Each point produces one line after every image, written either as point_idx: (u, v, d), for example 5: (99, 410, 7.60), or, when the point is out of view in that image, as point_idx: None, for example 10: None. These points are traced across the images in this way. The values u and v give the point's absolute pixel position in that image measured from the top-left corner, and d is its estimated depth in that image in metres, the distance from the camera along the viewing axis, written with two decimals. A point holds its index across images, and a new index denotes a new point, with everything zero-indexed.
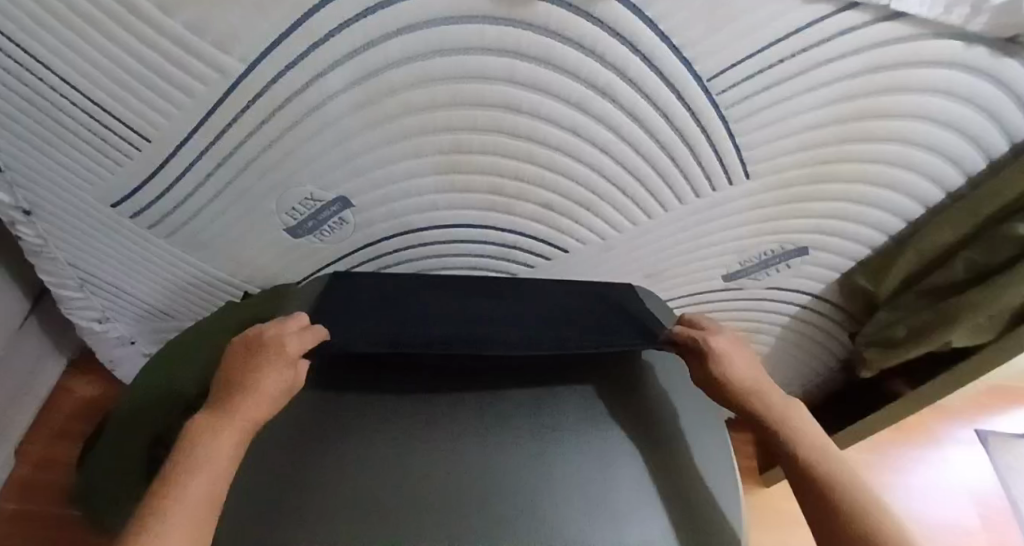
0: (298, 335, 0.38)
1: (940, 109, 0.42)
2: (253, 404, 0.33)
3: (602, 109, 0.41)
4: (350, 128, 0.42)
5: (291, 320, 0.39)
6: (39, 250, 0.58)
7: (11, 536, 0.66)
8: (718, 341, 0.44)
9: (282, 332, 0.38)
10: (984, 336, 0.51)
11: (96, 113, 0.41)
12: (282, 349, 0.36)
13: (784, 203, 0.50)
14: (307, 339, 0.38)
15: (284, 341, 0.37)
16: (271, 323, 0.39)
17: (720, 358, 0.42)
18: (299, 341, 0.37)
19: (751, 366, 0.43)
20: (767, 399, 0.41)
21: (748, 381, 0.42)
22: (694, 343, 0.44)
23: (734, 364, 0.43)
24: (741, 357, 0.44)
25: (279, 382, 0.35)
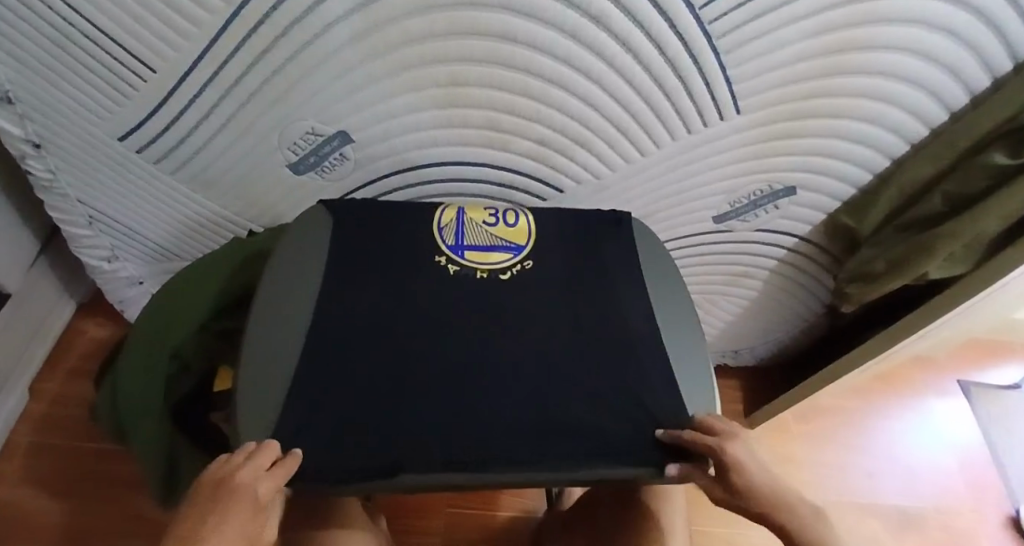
0: (273, 472, 0.28)
1: (921, 40, 0.43)
2: None
3: (595, 39, 0.41)
4: (350, 59, 0.43)
5: (271, 452, 0.30)
6: (49, 186, 0.59)
7: (26, 465, 0.70)
8: (740, 447, 0.34)
9: (253, 464, 0.28)
10: (959, 267, 0.54)
11: (101, 42, 0.42)
12: (250, 495, 0.27)
13: (770, 139, 0.52)
14: (280, 480, 0.28)
15: (256, 477, 0.27)
16: (242, 454, 0.29)
17: (742, 468, 0.33)
18: (271, 485, 0.27)
19: (767, 467, 0.35)
20: (786, 501, 0.33)
21: (766, 486, 0.33)
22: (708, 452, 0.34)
23: (757, 474, 0.33)
24: (759, 458, 0.34)
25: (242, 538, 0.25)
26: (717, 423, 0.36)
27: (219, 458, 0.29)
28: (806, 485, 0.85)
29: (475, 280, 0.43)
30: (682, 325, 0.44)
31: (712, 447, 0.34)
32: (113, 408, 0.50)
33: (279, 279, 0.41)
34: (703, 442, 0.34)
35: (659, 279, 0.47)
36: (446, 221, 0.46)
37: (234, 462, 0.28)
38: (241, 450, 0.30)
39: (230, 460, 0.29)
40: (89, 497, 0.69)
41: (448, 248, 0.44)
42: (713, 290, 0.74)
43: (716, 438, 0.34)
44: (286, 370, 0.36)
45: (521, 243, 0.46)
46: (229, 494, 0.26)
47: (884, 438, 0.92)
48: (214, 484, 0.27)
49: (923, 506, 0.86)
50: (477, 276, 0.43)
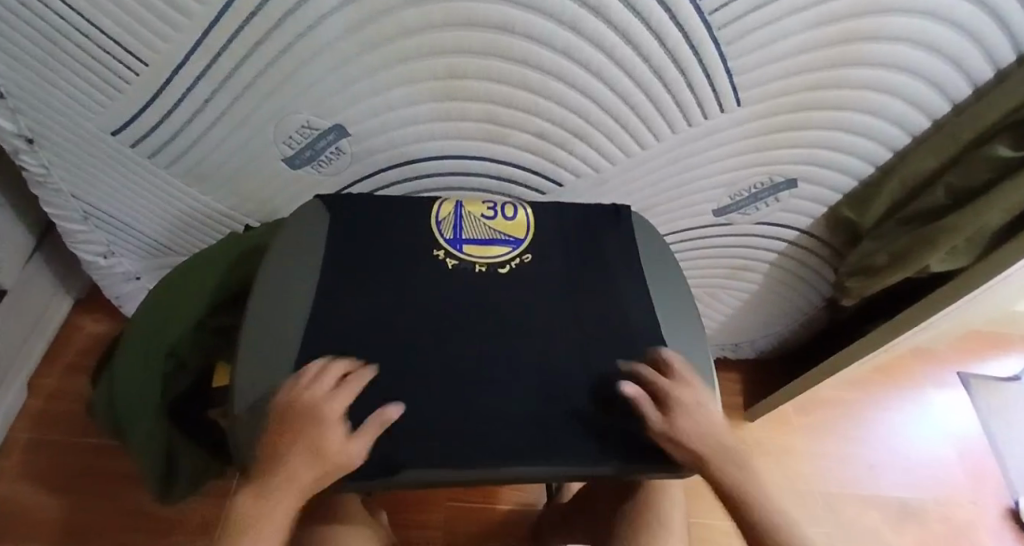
0: (336, 394, 0.32)
1: (926, 30, 0.43)
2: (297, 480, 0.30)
3: (594, 30, 0.40)
4: (345, 52, 0.42)
5: (333, 370, 0.34)
6: (43, 181, 0.59)
7: (24, 462, 0.70)
8: (678, 391, 0.36)
9: (316, 393, 0.32)
10: (961, 260, 0.53)
11: (92, 35, 0.41)
12: (320, 412, 0.31)
13: (771, 131, 0.51)
14: (348, 392, 0.33)
15: (321, 405, 0.32)
16: (308, 376, 0.33)
17: (687, 412, 0.36)
18: (338, 401, 0.32)
19: (715, 418, 0.37)
20: (719, 453, 0.36)
21: (708, 435, 0.36)
22: (659, 389, 0.36)
23: (701, 420, 0.36)
24: (708, 408, 0.37)
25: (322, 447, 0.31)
26: (673, 365, 0.39)
27: (297, 376, 0.34)
28: (805, 478, 0.85)
29: (473, 274, 0.42)
30: (681, 319, 0.44)
31: (664, 386, 0.36)
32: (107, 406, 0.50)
33: (276, 275, 0.41)
34: (651, 380, 0.37)
35: (659, 273, 0.47)
36: (444, 215, 0.45)
37: (308, 379, 0.33)
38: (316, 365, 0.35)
39: (306, 377, 0.33)
40: (90, 493, 0.69)
41: (446, 243, 0.44)
42: (713, 283, 0.73)
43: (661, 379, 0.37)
44: (283, 367, 0.36)
45: (520, 236, 0.45)
46: (305, 414, 0.31)
47: (884, 430, 0.92)
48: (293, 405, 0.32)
49: (921, 498, 0.86)
50: (476, 270, 0.43)
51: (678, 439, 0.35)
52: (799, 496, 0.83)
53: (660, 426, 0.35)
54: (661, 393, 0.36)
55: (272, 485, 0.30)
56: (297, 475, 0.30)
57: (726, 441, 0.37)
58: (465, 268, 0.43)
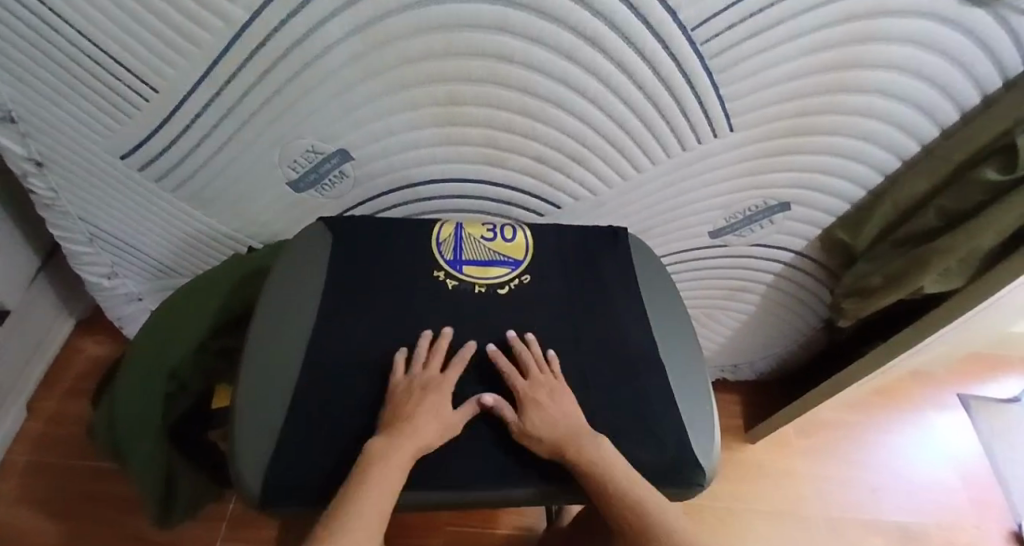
0: (450, 370, 0.37)
1: (910, 58, 0.44)
2: (423, 427, 0.32)
3: (590, 59, 0.42)
4: (350, 79, 0.43)
5: (445, 344, 0.38)
6: (51, 203, 0.60)
7: (18, 485, 0.69)
8: (520, 383, 0.36)
9: (435, 366, 0.37)
10: (955, 281, 0.54)
11: (105, 63, 0.43)
12: (440, 381, 0.36)
13: (764, 155, 0.52)
14: (458, 367, 0.37)
15: (441, 378, 0.36)
16: (425, 348, 0.38)
17: (539, 405, 0.35)
18: (453, 376, 0.37)
19: (571, 408, 0.36)
20: (576, 438, 0.33)
21: (562, 424, 0.34)
22: (514, 386, 0.36)
23: (555, 411, 0.35)
24: (564, 400, 0.36)
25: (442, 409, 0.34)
26: (527, 355, 0.38)
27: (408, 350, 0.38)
28: (808, 501, 0.84)
29: (473, 295, 0.43)
30: (678, 340, 0.44)
31: (518, 380, 0.36)
32: (107, 427, 0.49)
33: (279, 296, 0.41)
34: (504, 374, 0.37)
35: (658, 294, 0.47)
36: (444, 236, 0.46)
37: (422, 350, 0.38)
38: (423, 338, 0.39)
39: (420, 348, 0.38)
40: (84, 518, 0.68)
41: (446, 263, 0.44)
42: (711, 305, 0.74)
43: (510, 372, 0.37)
44: (284, 387, 0.36)
45: (519, 257, 0.46)
46: (427, 378, 0.35)
47: (886, 452, 0.91)
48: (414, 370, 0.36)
49: (926, 523, 0.85)
50: (476, 291, 0.43)
51: (530, 433, 0.34)
52: (802, 520, 0.82)
53: (515, 423, 0.34)
54: (516, 391, 0.36)
55: (404, 429, 0.32)
56: (426, 426, 0.32)
57: (583, 427, 0.35)
58: (465, 288, 0.43)
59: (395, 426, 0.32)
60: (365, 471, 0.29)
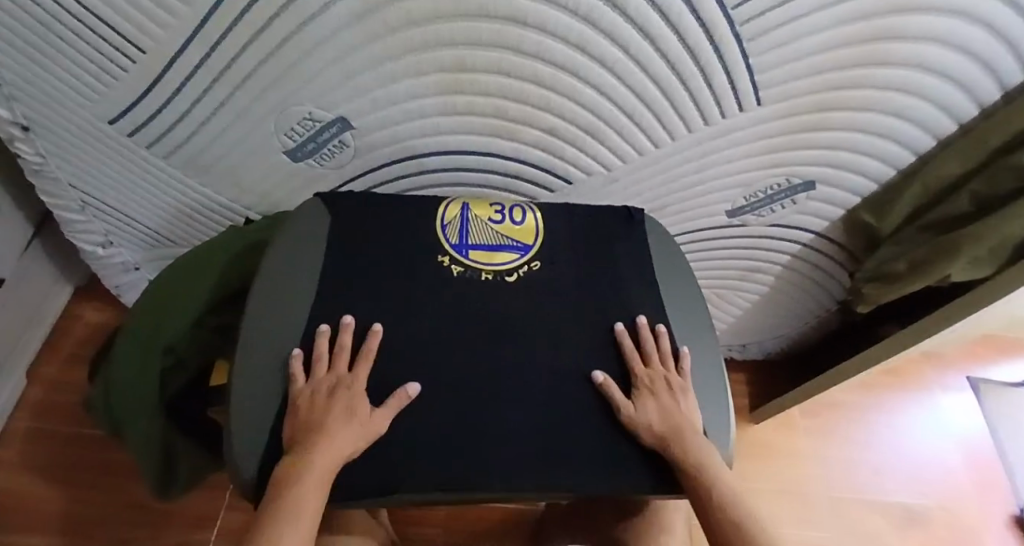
0: (357, 366, 0.35)
1: (959, 29, 0.41)
2: (337, 437, 0.30)
3: (610, 24, 0.38)
4: (350, 43, 0.40)
5: (350, 337, 0.36)
6: (40, 169, 0.57)
7: (22, 452, 0.70)
8: (644, 373, 0.38)
9: (339, 366, 0.34)
10: (984, 269, 0.52)
11: (87, 21, 0.40)
12: (347, 382, 0.34)
13: (791, 132, 0.49)
14: (367, 361, 0.35)
15: (346, 379, 0.34)
16: (324, 347, 0.35)
17: (652, 395, 0.37)
18: (362, 373, 0.34)
19: (684, 405, 0.38)
20: (681, 434, 0.35)
21: (671, 418, 0.36)
22: (632, 370, 0.38)
23: (669, 406, 0.37)
24: (677, 396, 0.38)
25: (354, 411, 0.32)
26: (651, 348, 0.40)
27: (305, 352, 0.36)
28: (807, 480, 0.85)
29: (480, 282, 0.40)
30: (691, 329, 0.43)
31: (638, 366, 0.38)
32: (103, 402, 0.49)
33: (277, 273, 0.39)
34: (629, 358, 0.38)
35: (674, 278, 0.45)
36: (450, 218, 0.43)
37: (322, 351, 0.35)
38: (321, 336, 0.36)
39: (320, 349, 0.35)
40: (89, 484, 0.69)
41: (452, 248, 0.41)
42: (723, 285, 0.72)
43: (634, 358, 0.38)
44: (284, 372, 0.35)
45: (529, 242, 0.43)
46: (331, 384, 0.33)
47: (889, 432, 0.91)
48: (317, 380, 0.34)
49: (926, 503, 0.86)
50: (483, 278, 0.40)
51: (646, 422, 0.35)
52: (801, 499, 0.83)
53: (624, 406, 0.35)
54: (633, 376, 0.37)
55: (313, 445, 0.30)
56: (336, 436, 0.30)
57: (691, 425, 0.36)
58: (471, 276, 0.40)
59: (303, 445, 0.30)
60: (277, 501, 0.28)
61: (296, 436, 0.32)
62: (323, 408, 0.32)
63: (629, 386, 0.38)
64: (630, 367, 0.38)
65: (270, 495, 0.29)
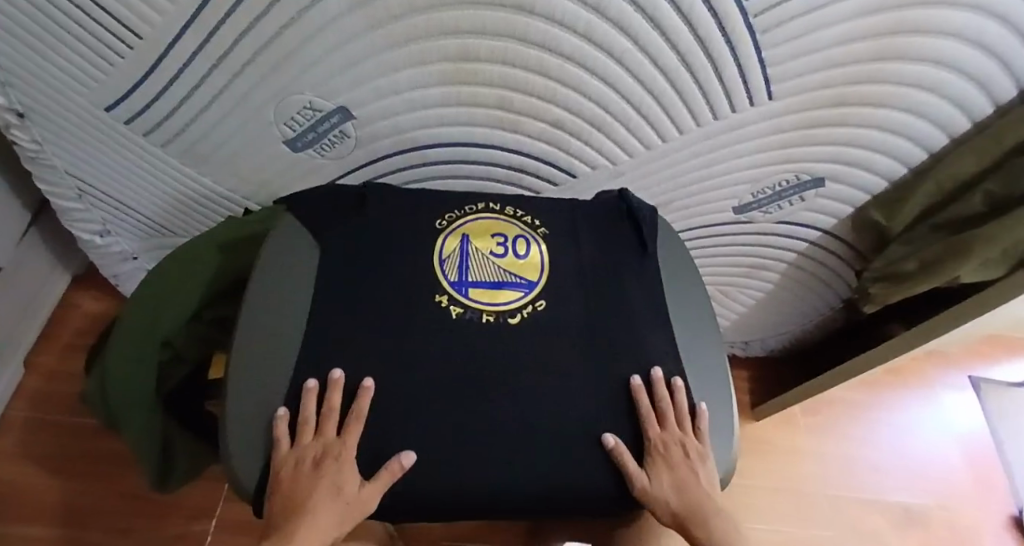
0: (346, 431, 0.32)
1: (980, 22, 0.39)
2: (322, 520, 0.30)
3: (621, 12, 0.37)
4: (350, 30, 0.39)
5: (339, 396, 0.33)
6: (36, 157, 0.56)
7: (20, 441, 0.69)
8: (659, 442, 0.35)
9: (326, 431, 0.32)
10: (995, 270, 0.51)
11: (79, 3, 0.38)
12: (335, 453, 0.31)
13: (801, 128, 0.48)
14: (357, 427, 0.32)
15: (335, 446, 0.32)
16: (311, 407, 0.33)
17: (669, 467, 0.35)
18: (351, 442, 0.32)
19: (700, 471, 0.37)
20: (698, 512, 0.35)
21: (687, 492, 0.35)
22: (648, 436, 0.35)
23: (682, 475, 0.35)
24: (692, 460, 0.36)
25: (343, 490, 0.30)
26: (669, 407, 0.37)
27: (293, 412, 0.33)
28: (808, 479, 0.85)
29: (481, 326, 0.36)
30: (696, 326, 0.43)
31: (654, 432, 0.36)
32: (99, 394, 0.48)
33: (275, 267, 0.38)
34: (644, 423, 0.36)
35: (680, 275, 0.44)
36: (449, 251, 0.39)
37: (309, 413, 0.33)
38: (308, 394, 0.33)
39: (306, 412, 0.32)
40: (88, 475, 0.69)
41: (450, 286, 0.37)
42: (728, 281, 0.71)
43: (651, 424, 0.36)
44: (282, 369, 0.34)
45: (534, 279, 0.39)
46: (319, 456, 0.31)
47: (890, 431, 0.91)
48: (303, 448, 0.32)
49: (925, 502, 0.86)
50: (483, 321, 0.36)
51: (654, 495, 0.34)
52: (801, 498, 0.83)
53: (635, 478, 0.34)
54: (647, 441, 0.35)
55: (297, 526, 0.29)
56: (322, 518, 0.30)
57: (704, 496, 0.36)
58: (471, 319, 0.36)
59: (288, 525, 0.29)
60: None
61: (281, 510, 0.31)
62: (309, 483, 0.31)
63: (645, 454, 0.36)
64: (646, 432, 0.36)
65: None
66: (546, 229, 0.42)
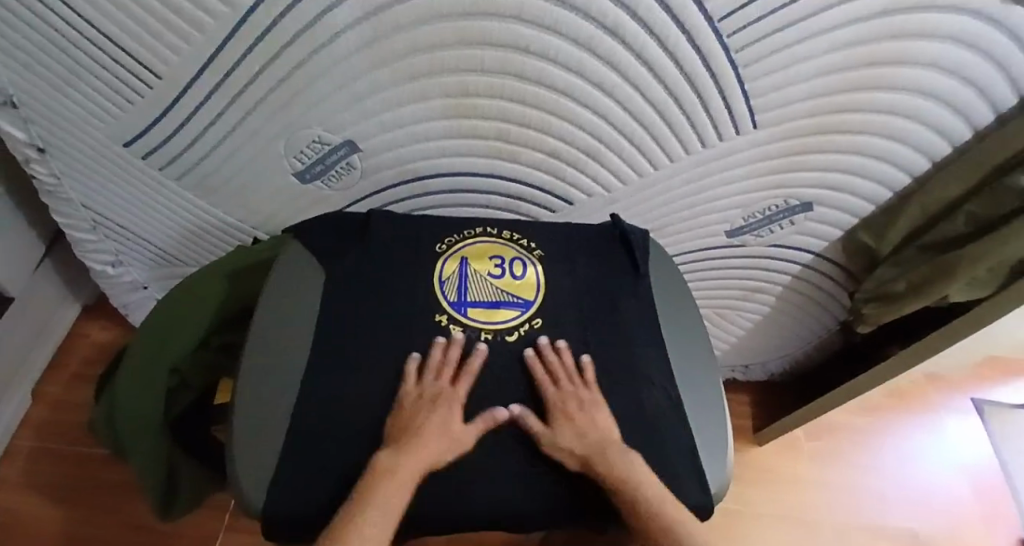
0: (462, 379, 0.35)
1: (948, 55, 0.42)
2: (436, 446, 0.31)
3: (610, 49, 0.39)
4: (358, 68, 0.41)
5: (459, 351, 0.36)
6: (54, 190, 0.59)
7: (21, 471, 0.69)
8: (556, 397, 0.35)
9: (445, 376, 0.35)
10: (983, 289, 0.52)
11: (106, 47, 0.41)
12: (451, 394, 0.34)
13: (787, 154, 0.50)
14: (471, 377, 0.35)
15: (452, 388, 0.35)
16: (437, 353, 0.36)
17: (566, 418, 0.34)
18: (466, 389, 0.35)
19: (602, 420, 0.35)
20: (605, 454, 0.33)
21: (590, 437, 0.34)
22: (544, 395, 0.35)
23: (585, 425, 0.34)
24: (593, 412, 0.35)
25: (456, 427, 0.33)
26: (558, 366, 0.36)
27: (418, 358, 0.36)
28: (813, 505, 0.83)
29: (479, 344, 0.38)
30: (689, 347, 0.43)
31: (550, 389, 0.35)
32: (104, 417, 0.49)
33: (283, 292, 0.40)
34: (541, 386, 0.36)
35: (674, 296, 0.46)
36: (448, 273, 0.41)
37: (435, 356, 0.36)
38: (435, 344, 0.37)
39: (433, 355, 0.36)
40: (87, 506, 0.69)
41: (450, 306, 0.39)
42: (725, 304, 0.72)
43: (547, 384, 0.35)
44: (287, 391, 0.35)
45: (530, 297, 0.41)
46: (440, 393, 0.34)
47: (894, 455, 0.90)
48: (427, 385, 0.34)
49: (933, 529, 0.84)
50: (482, 338, 0.38)
51: (565, 447, 0.33)
52: (807, 524, 0.82)
53: (541, 436, 0.34)
54: (544, 401, 0.35)
55: (412, 446, 0.31)
56: (434, 443, 0.31)
57: (612, 440, 0.34)
58: (471, 336, 0.38)
59: (404, 444, 0.31)
60: (370, 492, 0.29)
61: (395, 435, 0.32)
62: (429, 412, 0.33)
63: (546, 414, 0.35)
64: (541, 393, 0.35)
65: (361, 482, 0.30)
66: (542, 252, 0.44)
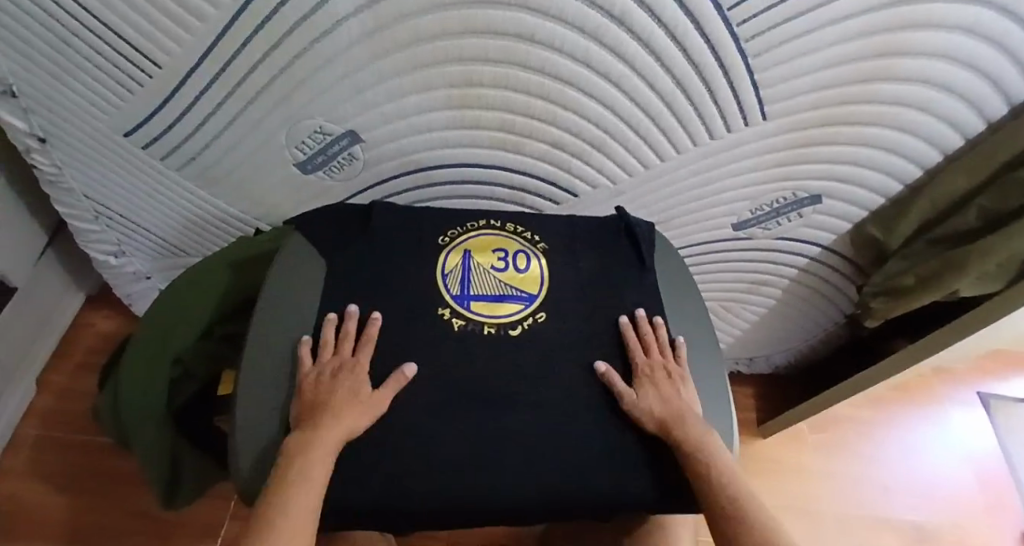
0: (359, 349, 0.35)
1: (963, 46, 0.41)
2: (348, 414, 0.31)
3: (616, 39, 0.39)
4: (360, 58, 0.41)
5: (354, 324, 0.37)
6: (55, 180, 0.59)
7: (28, 459, 0.70)
8: (644, 364, 0.38)
9: (343, 350, 0.35)
10: (993, 284, 0.51)
11: (104, 35, 0.41)
12: (351, 365, 0.35)
13: (795, 146, 0.49)
14: (369, 345, 0.36)
15: (350, 360, 0.35)
16: (331, 331, 0.36)
17: (653, 384, 0.37)
18: (365, 357, 0.35)
19: (682, 394, 0.38)
20: (683, 420, 0.35)
21: (671, 404, 0.36)
22: (635, 360, 0.38)
23: (668, 393, 0.37)
24: (677, 385, 0.38)
25: (360, 393, 0.33)
26: (651, 340, 0.40)
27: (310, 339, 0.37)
28: (815, 497, 0.83)
29: (483, 338, 0.37)
30: (694, 340, 0.43)
31: (641, 357, 0.38)
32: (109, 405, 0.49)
33: (284, 284, 0.39)
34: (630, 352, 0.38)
35: (680, 290, 0.45)
36: (450, 267, 0.40)
37: (328, 335, 0.36)
38: (327, 323, 0.37)
39: (326, 334, 0.36)
40: (93, 494, 0.69)
41: (452, 299, 0.38)
42: (730, 297, 0.71)
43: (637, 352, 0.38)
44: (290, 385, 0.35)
45: (534, 292, 0.40)
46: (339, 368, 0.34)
47: (897, 448, 0.90)
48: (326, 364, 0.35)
49: (934, 522, 0.84)
50: (485, 332, 0.37)
51: (644, 407, 0.35)
52: (808, 516, 0.82)
53: (624, 392, 0.36)
54: (633, 364, 0.38)
55: (320, 419, 0.31)
56: (343, 412, 0.31)
57: (692, 412, 0.37)
58: (475, 330, 0.37)
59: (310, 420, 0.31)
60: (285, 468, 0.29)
61: (303, 417, 0.33)
62: (330, 387, 0.33)
63: (630, 377, 0.38)
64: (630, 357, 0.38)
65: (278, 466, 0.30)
66: (546, 245, 0.43)
